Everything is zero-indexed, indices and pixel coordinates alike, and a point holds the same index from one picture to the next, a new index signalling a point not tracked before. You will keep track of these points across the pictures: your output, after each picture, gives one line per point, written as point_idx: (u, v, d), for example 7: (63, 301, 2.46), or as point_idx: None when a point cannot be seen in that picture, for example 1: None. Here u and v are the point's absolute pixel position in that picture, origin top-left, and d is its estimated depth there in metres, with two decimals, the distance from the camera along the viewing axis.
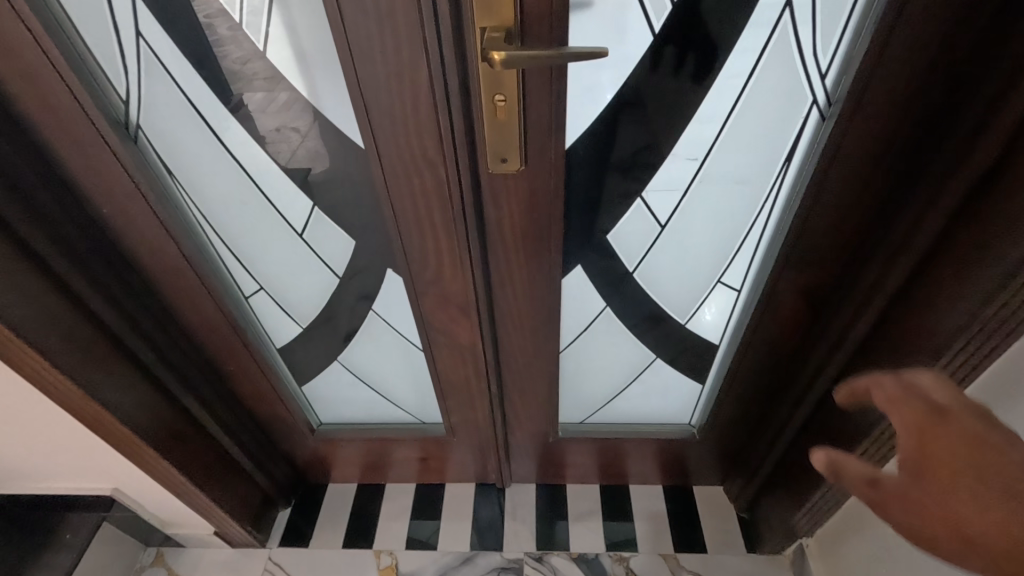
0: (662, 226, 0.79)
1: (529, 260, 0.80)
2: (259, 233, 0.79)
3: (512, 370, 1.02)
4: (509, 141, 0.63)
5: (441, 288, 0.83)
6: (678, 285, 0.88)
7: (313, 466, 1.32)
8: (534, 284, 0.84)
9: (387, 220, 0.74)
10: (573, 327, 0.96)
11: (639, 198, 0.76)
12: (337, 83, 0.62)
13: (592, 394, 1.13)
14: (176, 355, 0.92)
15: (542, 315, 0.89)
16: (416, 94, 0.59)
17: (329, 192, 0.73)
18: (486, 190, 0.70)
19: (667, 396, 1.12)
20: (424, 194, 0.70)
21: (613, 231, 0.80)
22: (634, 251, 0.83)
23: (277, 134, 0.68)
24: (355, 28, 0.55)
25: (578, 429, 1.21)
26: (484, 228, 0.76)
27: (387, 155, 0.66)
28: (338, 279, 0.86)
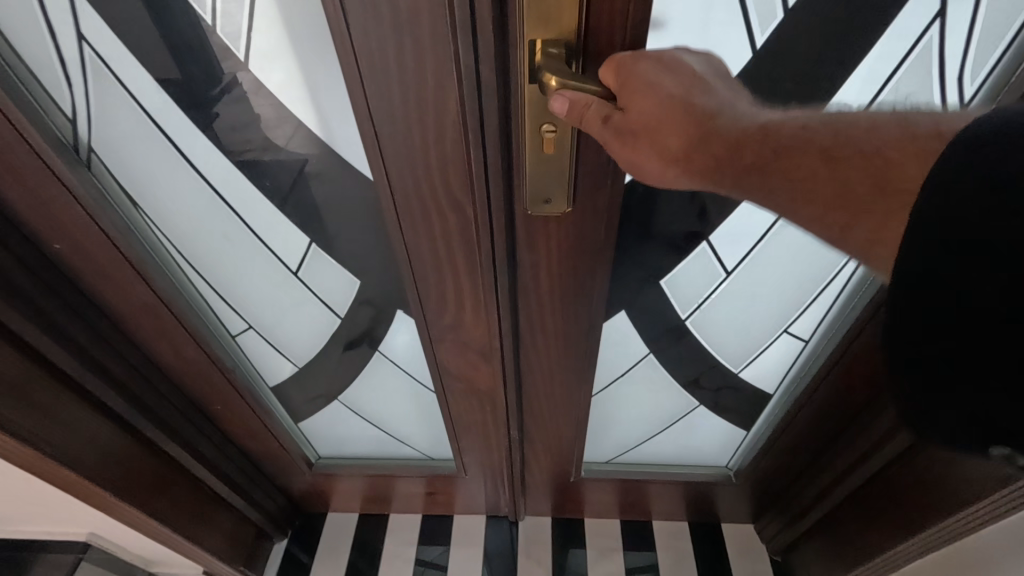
0: (727, 273, 0.69)
1: (565, 308, 0.68)
2: (247, 271, 0.67)
3: (535, 413, 0.91)
4: (559, 179, 0.50)
5: (461, 333, 0.71)
6: (736, 333, 0.78)
7: (311, 496, 1.22)
8: (569, 333, 0.72)
9: (400, 262, 0.62)
10: (607, 371, 0.85)
11: (704, 241, 0.65)
12: (340, 105, 0.48)
13: (621, 436, 1.03)
14: (153, 399, 0.81)
15: (575, 362, 0.77)
16: (444, 119, 0.46)
17: (330, 228, 0.61)
18: (522, 234, 0.57)
19: (705, 440, 1.04)
20: (446, 235, 0.57)
21: (667, 276, 0.70)
22: (690, 296, 0.73)
23: (265, 162, 0.55)
24: (365, 38, 0.41)
25: (603, 468, 1.12)
26: (516, 271, 0.63)
27: (402, 191, 0.53)
28: (340, 320, 0.74)
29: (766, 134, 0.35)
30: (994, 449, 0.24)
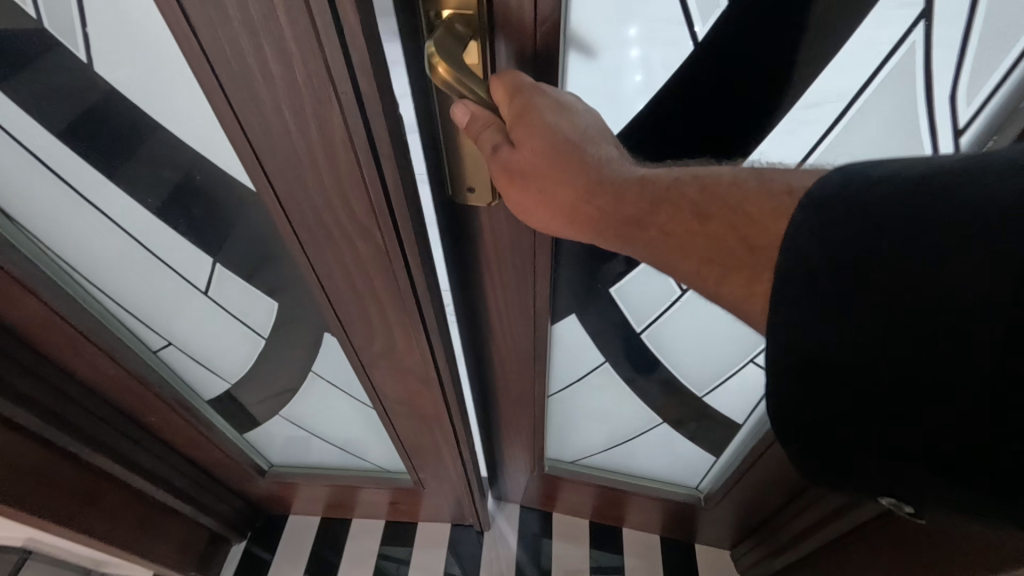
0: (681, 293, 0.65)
1: (505, 308, 0.66)
2: (153, 290, 0.60)
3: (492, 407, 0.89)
4: (476, 169, 0.45)
5: (394, 360, 0.65)
6: (694, 355, 0.73)
7: (269, 499, 1.18)
8: (510, 334, 0.70)
9: (314, 287, 0.55)
10: (562, 373, 0.84)
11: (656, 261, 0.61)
12: (210, 118, 0.40)
13: (584, 437, 1.01)
14: (76, 415, 0.75)
15: (525, 368, 0.75)
16: (330, 131, 0.38)
17: (235, 248, 0.54)
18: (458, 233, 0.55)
19: (672, 456, 1.01)
20: (359, 263, 0.50)
21: (618, 286, 0.66)
22: (641, 310, 0.69)
23: (146, 177, 0.47)
24: (215, 43, 0.33)
25: (567, 465, 1.09)
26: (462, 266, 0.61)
27: (299, 214, 0.46)
28: (266, 340, 0.67)
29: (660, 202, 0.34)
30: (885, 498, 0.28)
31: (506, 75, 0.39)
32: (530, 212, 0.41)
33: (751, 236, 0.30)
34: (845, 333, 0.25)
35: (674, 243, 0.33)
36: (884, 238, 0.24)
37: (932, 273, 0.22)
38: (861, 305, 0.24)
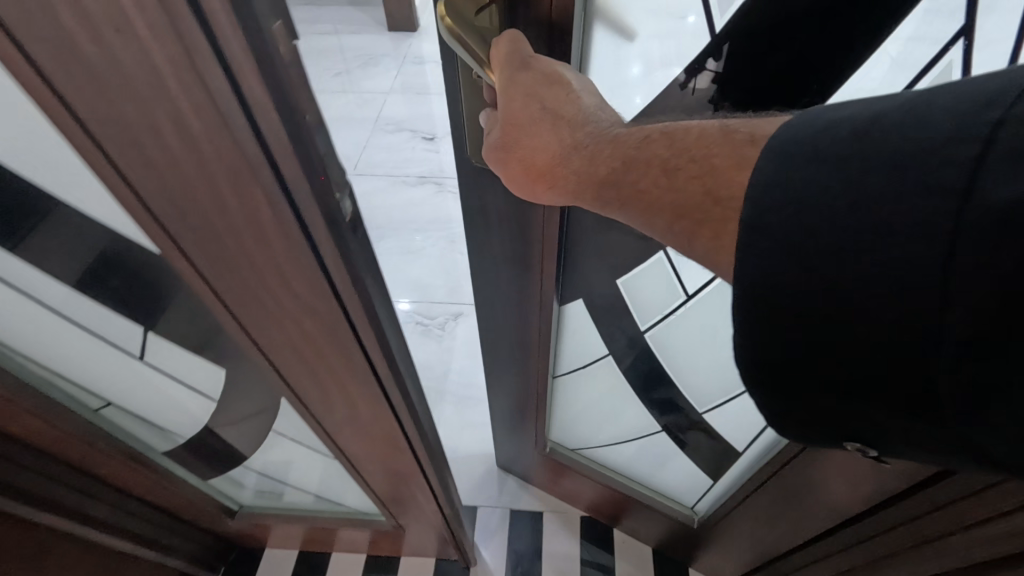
0: (687, 296, 0.75)
1: (517, 280, 0.78)
2: (81, 355, 0.53)
3: (494, 381, 1.03)
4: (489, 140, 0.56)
5: (360, 426, 0.58)
6: (694, 357, 0.84)
7: (243, 535, 1.12)
8: (521, 310, 0.83)
9: (258, 364, 0.47)
10: (566, 352, 0.98)
11: (664, 252, 0.71)
12: (98, 191, 0.32)
13: (583, 420, 1.14)
14: (19, 479, 0.67)
15: (530, 349, 0.90)
16: (251, 210, 0.31)
17: (165, 319, 0.46)
18: (485, 233, 0.71)
19: (663, 461, 1.11)
20: (308, 339, 0.43)
21: (624, 278, 0.78)
22: (644, 301, 0.80)
23: (44, 248, 0.39)
24: (80, 115, 0.25)
25: (566, 454, 1.22)
26: (483, 253, 0.75)
27: (227, 297, 0.38)
28: (218, 402, 0.60)
29: (622, 159, 0.42)
30: (850, 441, 0.34)
31: (508, 34, 0.45)
32: (511, 176, 0.50)
33: (716, 190, 0.36)
34: (813, 265, 0.30)
35: (641, 203, 0.41)
36: (837, 188, 0.30)
37: (877, 208, 0.29)
38: (823, 245, 0.30)
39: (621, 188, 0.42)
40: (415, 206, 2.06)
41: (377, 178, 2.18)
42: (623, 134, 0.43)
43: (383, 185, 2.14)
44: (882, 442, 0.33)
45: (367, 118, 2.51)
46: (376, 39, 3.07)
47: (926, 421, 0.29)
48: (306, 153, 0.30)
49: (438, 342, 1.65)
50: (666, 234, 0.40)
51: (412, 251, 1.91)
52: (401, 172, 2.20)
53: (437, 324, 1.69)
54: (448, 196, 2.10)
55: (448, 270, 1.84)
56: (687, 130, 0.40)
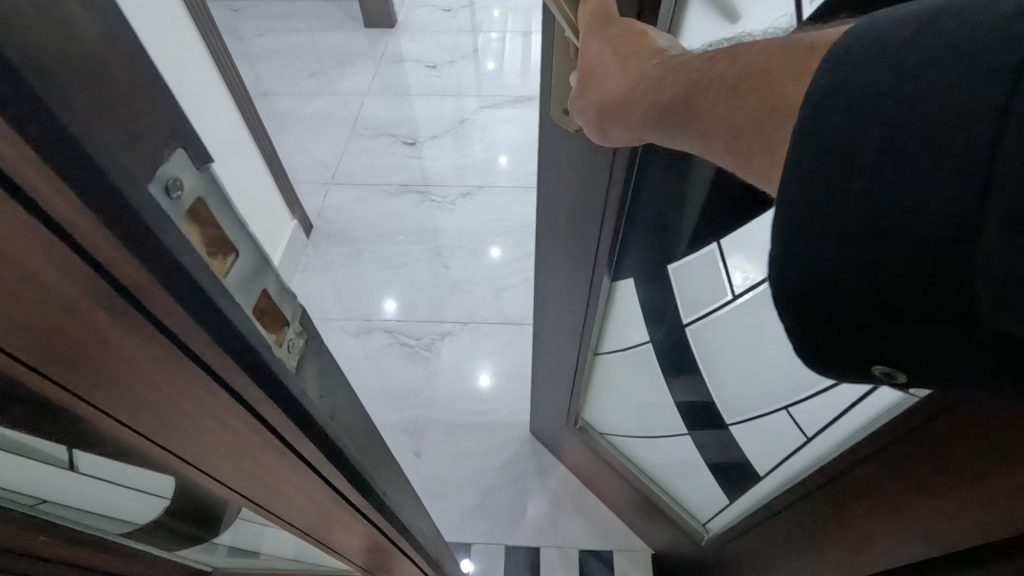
0: (733, 297, 0.75)
1: (577, 241, 0.81)
2: None
3: (540, 336, 1.10)
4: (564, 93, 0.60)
5: (335, 520, 0.51)
6: (736, 363, 0.82)
7: None
8: (575, 272, 0.86)
9: (199, 488, 0.40)
10: (614, 329, 1.00)
11: (715, 244, 0.72)
12: None
13: (616, 404, 1.15)
14: None
15: (577, 315, 0.94)
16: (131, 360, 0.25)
17: (86, 444, 0.39)
18: (555, 196, 0.78)
19: (680, 468, 1.12)
20: (251, 464, 0.37)
21: (676, 264, 0.79)
22: (688, 291, 0.81)
23: None
24: None
25: (593, 436, 1.24)
26: (547, 199, 0.81)
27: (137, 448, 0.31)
28: (170, 498, 0.54)
29: (681, 78, 0.42)
30: (879, 366, 0.30)
31: None
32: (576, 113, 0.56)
33: (775, 95, 0.33)
34: (854, 172, 0.27)
35: (699, 121, 0.40)
36: (884, 86, 0.27)
37: (925, 103, 0.25)
38: (865, 147, 0.27)
39: (685, 113, 0.41)
40: (397, 217, 1.97)
41: (357, 187, 2.08)
42: (686, 60, 0.43)
43: (362, 195, 2.05)
44: (915, 367, 0.29)
45: (344, 122, 2.40)
46: (352, 38, 2.94)
47: (969, 334, 0.25)
48: (206, 307, 0.26)
49: (427, 364, 1.57)
50: (724, 153, 0.38)
51: (396, 266, 1.82)
52: (382, 180, 2.10)
53: (424, 345, 1.61)
54: (431, 205, 2.01)
55: (435, 284, 1.77)
56: (753, 45, 0.38)
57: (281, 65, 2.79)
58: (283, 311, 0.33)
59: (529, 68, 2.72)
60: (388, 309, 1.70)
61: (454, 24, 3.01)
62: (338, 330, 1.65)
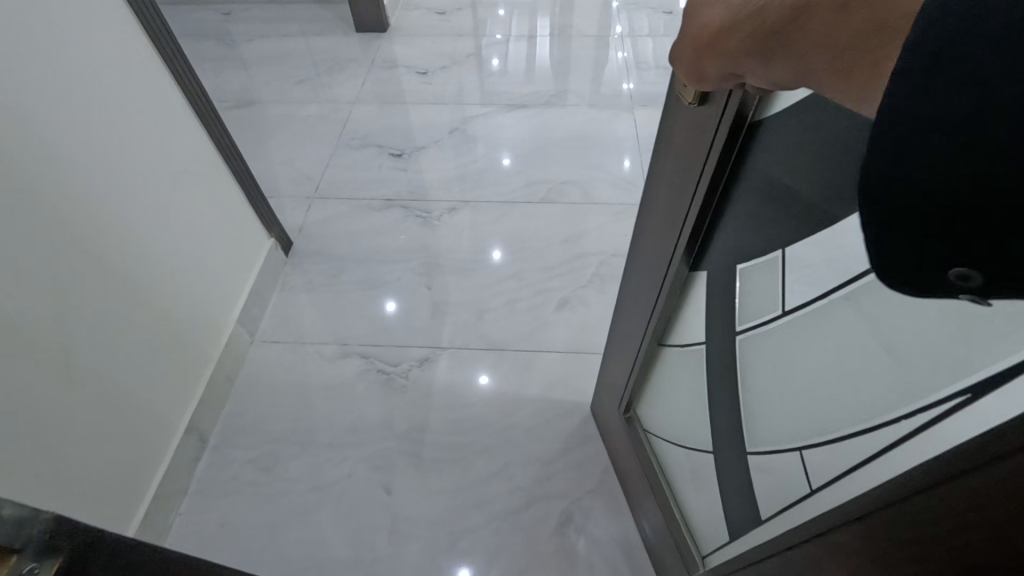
0: (785, 312, 0.68)
1: (666, 218, 0.79)
2: None
3: (621, 308, 1.09)
4: None
5: None
6: (769, 392, 0.73)
7: None
8: (658, 248, 0.84)
9: None
10: (679, 324, 0.94)
11: (783, 250, 0.66)
12: None
13: (662, 400, 1.09)
14: None
15: (650, 289, 0.92)
16: None
17: None
18: (660, 162, 0.77)
19: (695, 483, 1.02)
20: None
21: (745, 264, 0.73)
22: (747, 301, 0.75)
23: None
24: None
25: (637, 429, 1.20)
26: (652, 164, 0.79)
27: None
28: None
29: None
30: (954, 269, 0.30)
31: None
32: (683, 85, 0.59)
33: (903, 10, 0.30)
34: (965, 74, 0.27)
35: (807, 47, 0.36)
36: None
37: None
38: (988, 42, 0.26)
39: (785, 43, 0.38)
40: (379, 235, 1.91)
41: (341, 201, 2.02)
42: None
43: (346, 209, 1.99)
44: (998, 273, 0.28)
45: (331, 132, 2.34)
46: (343, 42, 2.88)
47: None
48: None
49: (401, 393, 1.51)
50: (831, 84, 0.36)
51: (377, 286, 1.76)
52: (366, 194, 2.05)
53: (401, 371, 1.55)
54: (416, 220, 1.95)
55: (418, 304, 1.71)
56: None
57: (270, 71, 2.73)
58: (8, 544, 0.33)
59: (524, 73, 2.64)
60: (388, 310, 1.69)
61: (449, 28, 2.94)
62: (309, 354, 1.59)
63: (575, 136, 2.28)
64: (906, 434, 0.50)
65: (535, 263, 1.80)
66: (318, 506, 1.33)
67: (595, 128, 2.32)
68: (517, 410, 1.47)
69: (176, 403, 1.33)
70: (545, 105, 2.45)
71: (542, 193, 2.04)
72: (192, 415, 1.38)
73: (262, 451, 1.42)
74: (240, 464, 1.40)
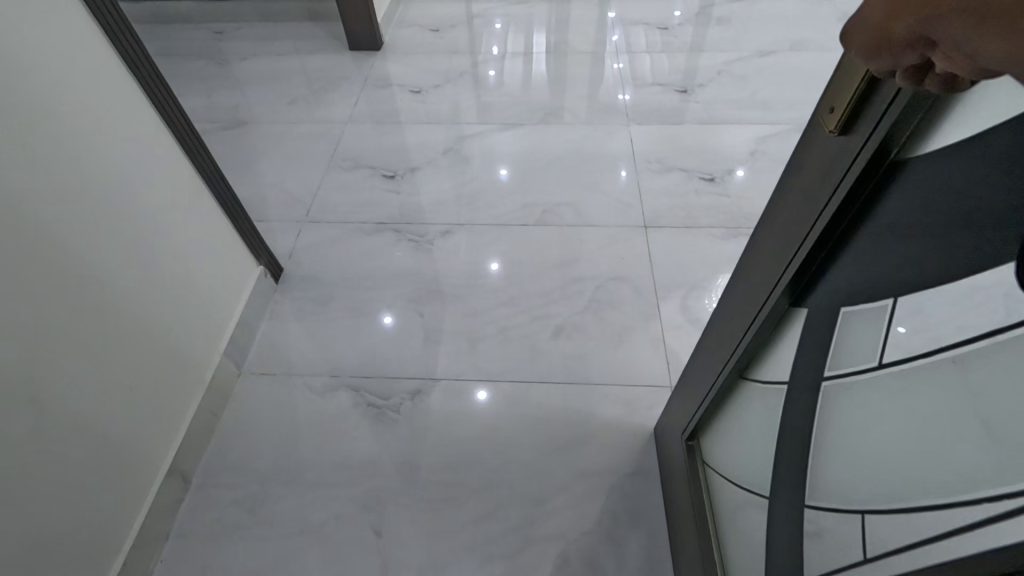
0: (880, 364, 0.52)
1: (775, 253, 0.65)
2: None
3: (707, 339, 0.95)
4: (840, 80, 0.47)
5: None
6: (828, 447, 0.61)
7: None
8: (760, 284, 0.70)
9: None
10: (760, 365, 0.79)
11: (897, 299, 0.49)
12: None
13: (725, 432, 0.96)
14: None
15: (741, 330, 0.78)
16: None
17: None
18: (781, 191, 0.62)
19: (740, 523, 0.91)
20: None
21: (851, 309, 0.56)
22: (844, 350, 0.57)
23: None
24: None
25: (699, 458, 1.10)
26: (773, 193, 0.64)
27: None
28: None
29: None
30: None
31: None
32: (839, 101, 0.47)
33: None
34: None
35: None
36: None
37: None
38: None
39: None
40: (370, 260, 1.87)
41: (332, 225, 1.99)
42: None
43: (336, 234, 1.96)
44: None
45: (324, 152, 2.31)
46: (336, 60, 2.86)
47: None
48: None
49: (392, 429, 1.46)
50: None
51: (367, 315, 1.71)
52: (358, 217, 2.01)
53: (392, 406, 1.50)
54: (408, 244, 1.91)
55: (408, 334, 1.66)
56: None
57: (263, 90, 2.71)
58: None
59: (518, 90, 2.61)
60: (386, 323, 1.69)
61: (444, 45, 2.92)
62: (298, 388, 1.55)
63: (571, 155, 2.25)
64: (988, 521, 0.39)
65: (529, 288, 1.77)
66: (304, 550, 1.29)
67: (591, 146, 2.29)
68: (512, 445, 1.43)
69: (155, 448, 1.27)
70: (540, 123, 2.42)
71: (537, 215, 2.01)
72: (175, 455, 1.33)
73: (247, 491, 1.37)
74: (225, 505, 1.35)
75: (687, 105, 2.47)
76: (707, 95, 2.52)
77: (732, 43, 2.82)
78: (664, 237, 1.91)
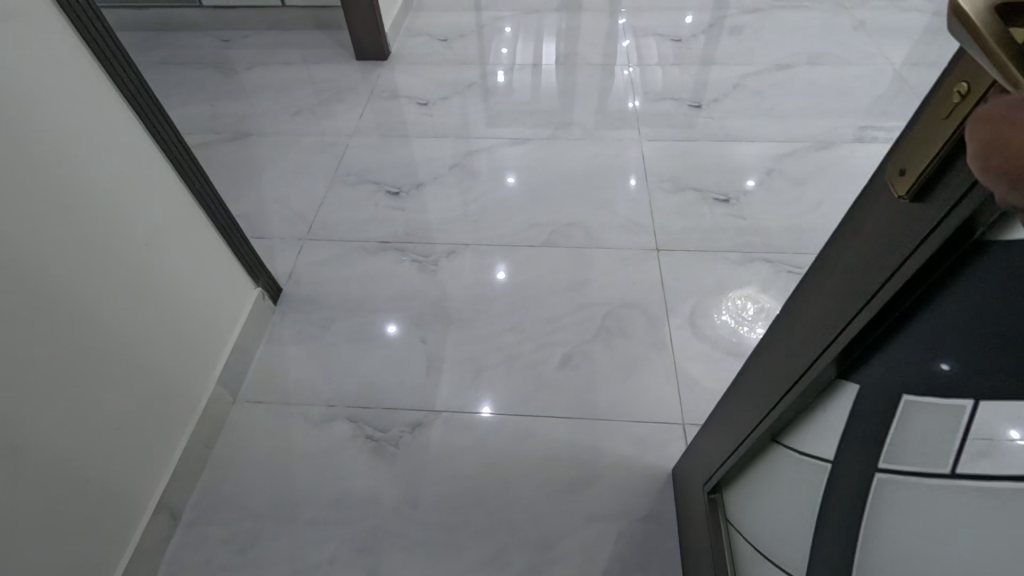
0: (952, 471, 0.46)
1: (821, 318, 0.58)
2: None
3: (737, 390, 0.88)
4: (913, 141, 0.40)
5: None
6: (883, 549, 0.54)
7: None
8: (803, 346, 0.63)
9: None
10: (799, 431, 0.71)
11: (977, 403, 0.43)
12: None
13: (753, 493, 0.88)
14: None
15: (778, 391, 0.71)
16: None
17: None
18: (833, 249, 0.55)
19: None
20: None
21: (914, 399, 0.49)
22: (897, 439, 0.51)
23: None
24: None
25: (720, 513, 1.02)
26: (824, 249, 0.57)
27: None
28: None
29: None
30: None
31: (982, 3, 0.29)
32: (911, 164, 0.40)
33: None
34: None
35: None
36: None
37: None
38: None
39: None
40: (372, 282, 1.81)
41: (334, 243, 1.93)
42: None
43: (337, 253, 1.90)
44: None
45: (327, 167, 2.26)
46: (343, 71, 2.81)
47: None
48: None
49: (390, 464, 1.39)
50: None
51: (367, 341, 1.65)
52: (360, 236, 1.95)
53: (391, 440, 1.44)
54: (411, 266, 1.85)
55: (409, 362, 1.60)
56: None
57: (268, 101, 2.66)
58: None
59: (527, 103, 2.55)
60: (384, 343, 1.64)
61: (452, 56, 2.86)
62: (294, 418, 1.49)
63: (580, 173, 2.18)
64: None
65: (536, 314, 1.70)
66: None
67: (601, 163, 2.22)
68: (517, 484, 1.36)
69: (142, 485, 1.21)
70: (548, 139, 2.36)
71: (544, 236, 1.94)
72: (163, 491, 1.27)
73: (238, 529, 1.31)
74: (215, 544, 1.29)
75: (701, 120, 2.39)
76: (721, 111, 2.44)
77: (747, 55, 2.74)
78: (677, 262, 1.83)
